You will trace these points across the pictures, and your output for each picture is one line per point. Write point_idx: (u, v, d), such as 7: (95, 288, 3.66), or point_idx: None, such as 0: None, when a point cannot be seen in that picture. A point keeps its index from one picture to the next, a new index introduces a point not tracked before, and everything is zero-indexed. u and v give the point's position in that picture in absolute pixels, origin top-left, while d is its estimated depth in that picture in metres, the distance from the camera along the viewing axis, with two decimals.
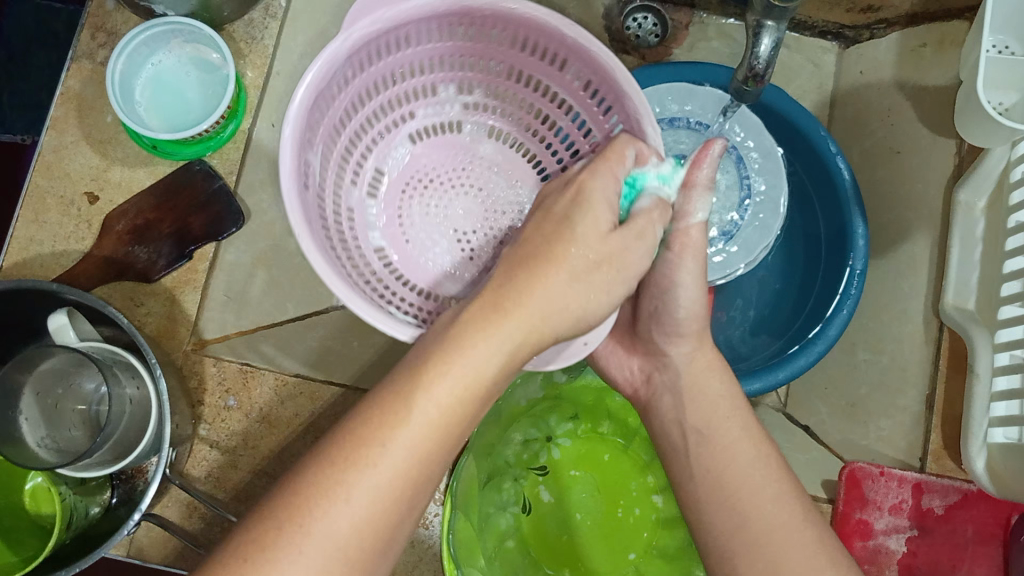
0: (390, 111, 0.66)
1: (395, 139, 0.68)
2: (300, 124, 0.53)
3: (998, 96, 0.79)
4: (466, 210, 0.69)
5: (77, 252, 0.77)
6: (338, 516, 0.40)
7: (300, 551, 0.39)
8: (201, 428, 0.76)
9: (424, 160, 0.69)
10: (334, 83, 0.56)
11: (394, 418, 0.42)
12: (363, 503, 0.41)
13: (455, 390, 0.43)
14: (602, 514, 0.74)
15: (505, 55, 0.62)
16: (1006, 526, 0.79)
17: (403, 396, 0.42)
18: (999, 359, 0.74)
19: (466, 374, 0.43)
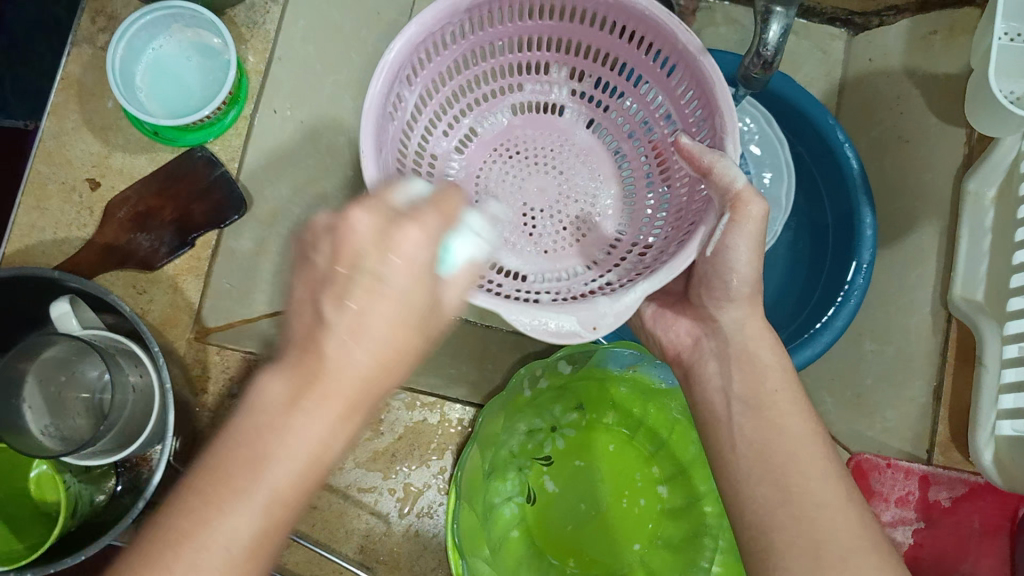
0: (498, 79, 0.70)
1: (493, 111, 0.71)
2: (392, 78, 0.57)
3: (1010, 84, 0.77)
4: (541, 188, 0.71)
5: (79, 239, 0.76)
6: (236, 514, 0.37)
7: (188, 551, 0.36)
8: (204, 415, 0.77)
9: (518, 135, 0.72)
10: (425, 48, 0.60)
11: (302, 388, 0.38)
12: (263, 495, 0.37)
13: (369, 357, 0.39)
14: (607, 504, 0.74)
15: (592, 34, 0.64)
16: (1013, 518, 0.78)
17: (312, 365, 0.38)
18: (1008, 351, 0.73)
19: (354, 380, 0.39)
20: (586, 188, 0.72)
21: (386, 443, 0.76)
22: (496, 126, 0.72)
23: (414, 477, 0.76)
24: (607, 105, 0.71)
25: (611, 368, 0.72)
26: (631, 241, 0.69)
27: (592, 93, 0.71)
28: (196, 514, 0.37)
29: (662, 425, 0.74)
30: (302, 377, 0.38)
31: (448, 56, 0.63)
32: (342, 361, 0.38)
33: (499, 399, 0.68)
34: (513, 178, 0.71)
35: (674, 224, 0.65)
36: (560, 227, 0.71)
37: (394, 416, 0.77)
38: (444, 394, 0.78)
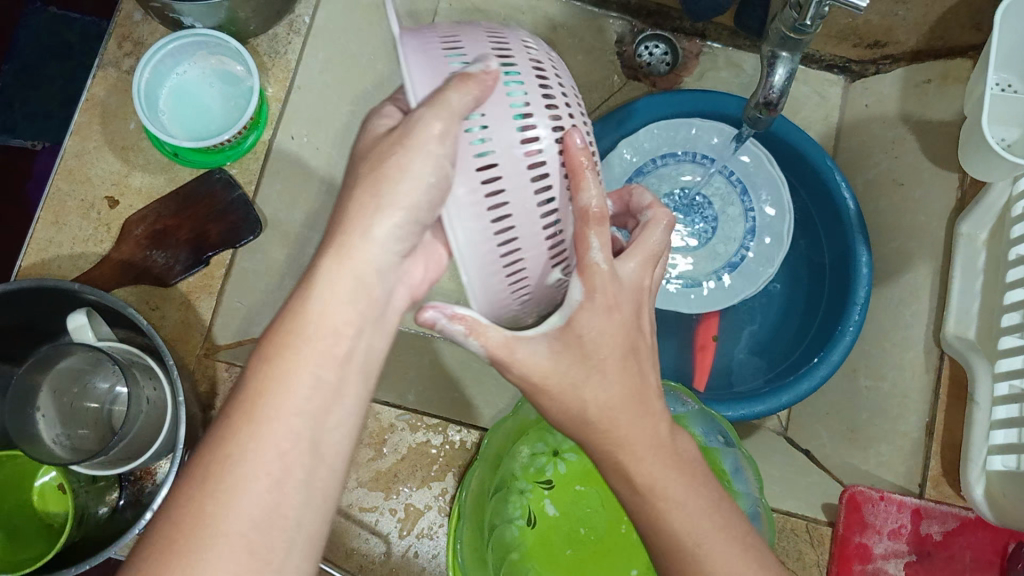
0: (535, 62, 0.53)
1: None
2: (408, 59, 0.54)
3: (1000, 130, 0.81)
4: None
5: (95, 254, 0.78)
6: (243, 504, 0.39)
7: (215, 537, 0.38)
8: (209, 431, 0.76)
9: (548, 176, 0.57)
10: None
11: (255, 397, 0.42)
12: (259, 494, 0.40)
13: (310, 377, 0.43)
14: (605, 529, 0.75)
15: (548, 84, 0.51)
16: (1004, 554, 0.78)
17: (264, 380, 0.42)
18: (998, 388, 0.75)
19: (321, 373, 0.43)
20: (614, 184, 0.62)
21: (388, 463, 0.77)
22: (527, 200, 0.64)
23: (416, 497, 0.77)
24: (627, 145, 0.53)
25: None
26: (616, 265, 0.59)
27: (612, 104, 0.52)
28: (203, 486, 0.39)
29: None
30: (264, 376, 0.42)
31: None
32: (308, 343, 0.43)
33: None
34: None
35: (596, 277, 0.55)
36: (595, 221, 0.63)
37: (398, 437, 0.78)
38: (447, 416, 0.79)
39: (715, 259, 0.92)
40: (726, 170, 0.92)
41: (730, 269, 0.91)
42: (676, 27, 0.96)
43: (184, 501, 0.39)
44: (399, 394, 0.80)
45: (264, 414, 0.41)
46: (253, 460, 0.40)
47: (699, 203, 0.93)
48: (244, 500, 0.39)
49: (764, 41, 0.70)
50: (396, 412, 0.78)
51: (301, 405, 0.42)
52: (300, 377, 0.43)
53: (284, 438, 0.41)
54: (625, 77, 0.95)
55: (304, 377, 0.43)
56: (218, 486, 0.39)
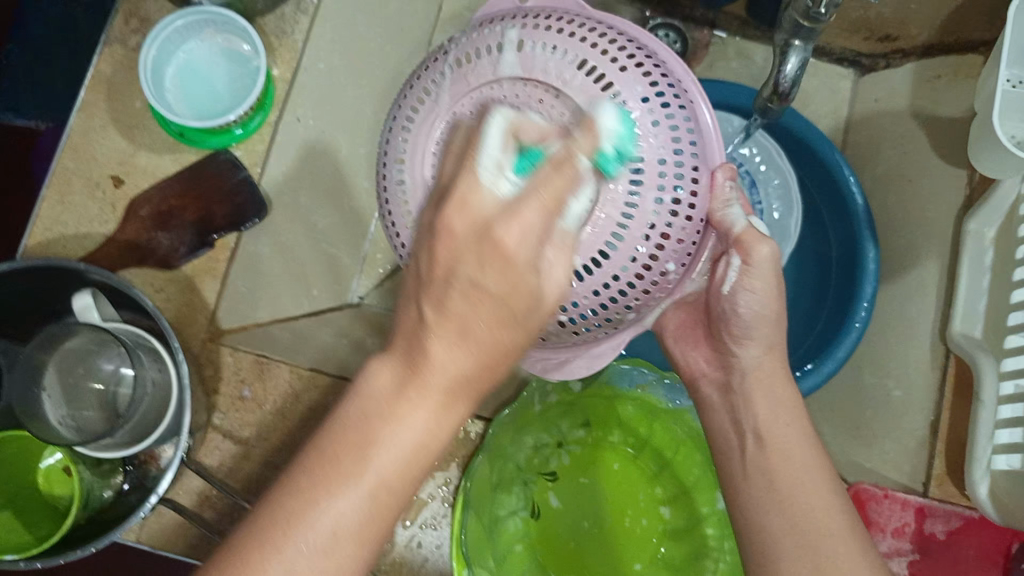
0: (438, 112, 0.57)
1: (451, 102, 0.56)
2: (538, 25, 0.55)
3: (1012, 129, 0.81)
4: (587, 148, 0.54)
5: (100, 235, 0.77)
6: (331, 511, 0.38)
7: (289, 548, 0.37)
8: (214, 416, 0.76)
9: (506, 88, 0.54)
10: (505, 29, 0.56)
11: (387, 418, 0.39)
12: (351, 508, 0.38)
13: (435, 401, 0.39)
14: (609, 521, 0.75)
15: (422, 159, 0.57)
16: (1007, 554, 0.79)
17: (420, 373, 0.39)
18: (1004, 388, 0.75)
19: (410, 440, 0.39)
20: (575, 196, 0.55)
21: None
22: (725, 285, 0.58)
23: (419, 486, 0.76)
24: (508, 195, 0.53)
25: (619, 388, 0.74)
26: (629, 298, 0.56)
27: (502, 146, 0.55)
28: (314, 481, 0.38)
29: (667, 445, 0.75)
30: (410, 369, 0.40)
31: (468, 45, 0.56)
32: (441, 355, 0.39)
33: (511, 411, 0.70)
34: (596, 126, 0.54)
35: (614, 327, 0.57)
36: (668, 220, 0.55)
37: None
38: None
39: None
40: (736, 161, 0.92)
41: None
42: (686, 16, 0.95)
43: (273, 506, 0.39)
44: None
45: (396, 422, 0.39)
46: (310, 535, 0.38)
47: None
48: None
49: (777, 31, 0.69)
50: None
51: (409, 432, 0.39)
52: (393, 446, 0.39)
53: (347, 502, 0.38)
54: None
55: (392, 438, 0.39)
56: (255, 568, 0.37)
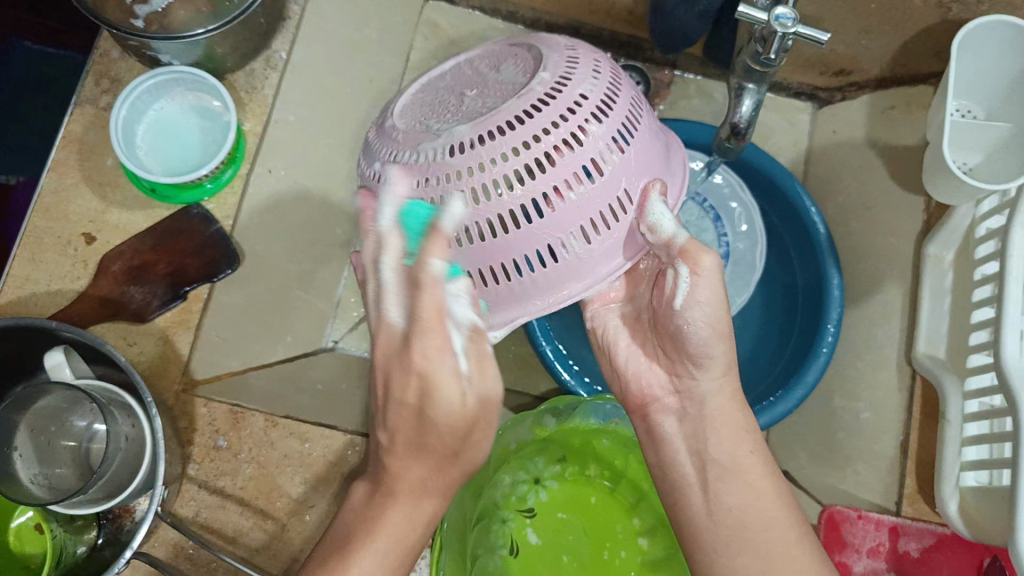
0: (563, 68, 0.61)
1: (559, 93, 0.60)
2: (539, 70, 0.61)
3: (962, 156, 0.84)
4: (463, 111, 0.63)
5: (72, 291, 0.77)
6: None
7: None
8: (189, 468, 0.75)
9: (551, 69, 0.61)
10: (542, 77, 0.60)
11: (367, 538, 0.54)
12: None
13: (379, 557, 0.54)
14: (588, 555, 0.75)
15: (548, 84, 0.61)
16: (980, 568, 0.79)
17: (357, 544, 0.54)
18: (970, 406, 0.77)
19: (388, 545, 0.54)
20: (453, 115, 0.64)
21: None
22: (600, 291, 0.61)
23: None
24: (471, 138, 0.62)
25: (592, 422, 0.74)
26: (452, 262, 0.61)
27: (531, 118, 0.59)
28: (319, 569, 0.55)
29: (642, 478, 0.75)
30: (368, 528, 0.55)
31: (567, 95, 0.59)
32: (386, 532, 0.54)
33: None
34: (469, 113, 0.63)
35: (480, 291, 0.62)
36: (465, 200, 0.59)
37: None
38: None
39: None
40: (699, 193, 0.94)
41: None
42: (648, 58, 0.97)
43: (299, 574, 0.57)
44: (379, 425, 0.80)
45: (373, 534, 0.55)
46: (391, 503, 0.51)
47: None
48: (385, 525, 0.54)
49: (731, 72, 0.71)
50: None
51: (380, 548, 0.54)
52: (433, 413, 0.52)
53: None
54: None
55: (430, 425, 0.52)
56: None
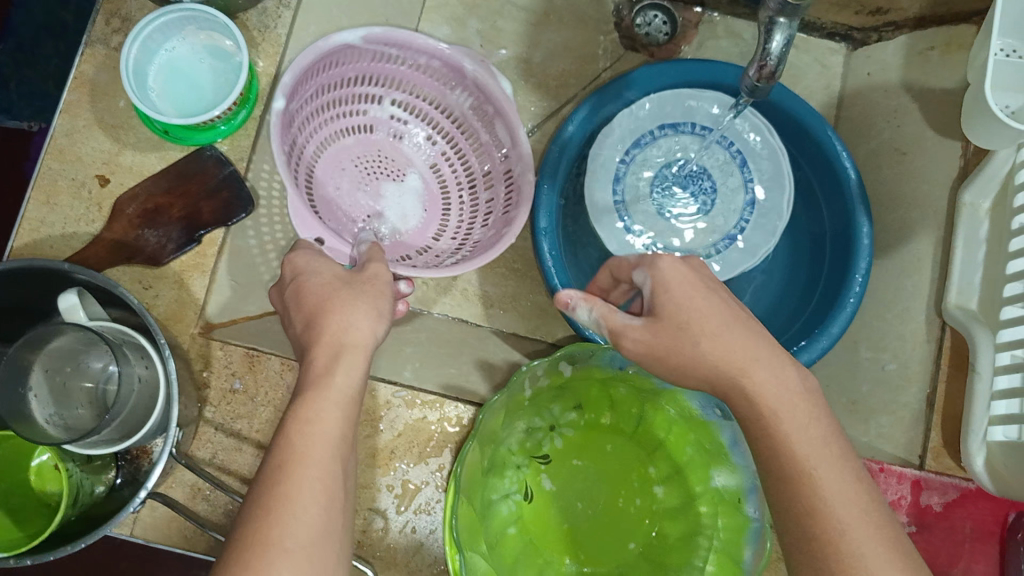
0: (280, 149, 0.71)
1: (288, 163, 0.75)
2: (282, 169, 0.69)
3: (1005, 98, 0.78)
4: (353, 226, 0.81)
5: (87, 234, 0.77)
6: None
7: None
8: (205, 410, 0.75)
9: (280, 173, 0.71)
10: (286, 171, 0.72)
11: (281, 500, 0.46)
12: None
13: (322, 443, 0.49)
14: (604, 503, 0.75)
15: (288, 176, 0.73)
16: (1003, 523, 0.79)
17: (282, 465, 0.47)
18: (1000, 358, 0.74)
19: (312, 494, 0.46)
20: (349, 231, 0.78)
21: (385, 439, 0.77)
22: (497, 80, 0.73)
23: (413, 474, 0.76)
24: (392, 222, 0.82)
25: (610, 369, 0.73)
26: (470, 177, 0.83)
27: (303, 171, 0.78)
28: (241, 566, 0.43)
29: (661, 426, 0.75)
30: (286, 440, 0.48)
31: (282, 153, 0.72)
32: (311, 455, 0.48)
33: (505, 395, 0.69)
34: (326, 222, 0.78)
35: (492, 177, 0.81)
36: (452, 196, 0.83)
37: (394, 413, 0.77)
38: (445, 392, 0.79)
39: (712, 232, 0.88)
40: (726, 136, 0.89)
41: (726, 245, 0.87)
42: None
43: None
44: (396, 371, 0.80)
45: (288, 491, 0.46)
46: (298, 514, 0.45)
47: (699, 176, 0.89)
48: (281, 566, 0.43)
49: (760, 6, 0.63)
50: (393, 388, 0.78)
51: (315, 473, 0.47)
52: (326, 436, 0.49)
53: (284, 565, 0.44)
54: (622, 48, 0.94)
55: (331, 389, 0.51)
56: None
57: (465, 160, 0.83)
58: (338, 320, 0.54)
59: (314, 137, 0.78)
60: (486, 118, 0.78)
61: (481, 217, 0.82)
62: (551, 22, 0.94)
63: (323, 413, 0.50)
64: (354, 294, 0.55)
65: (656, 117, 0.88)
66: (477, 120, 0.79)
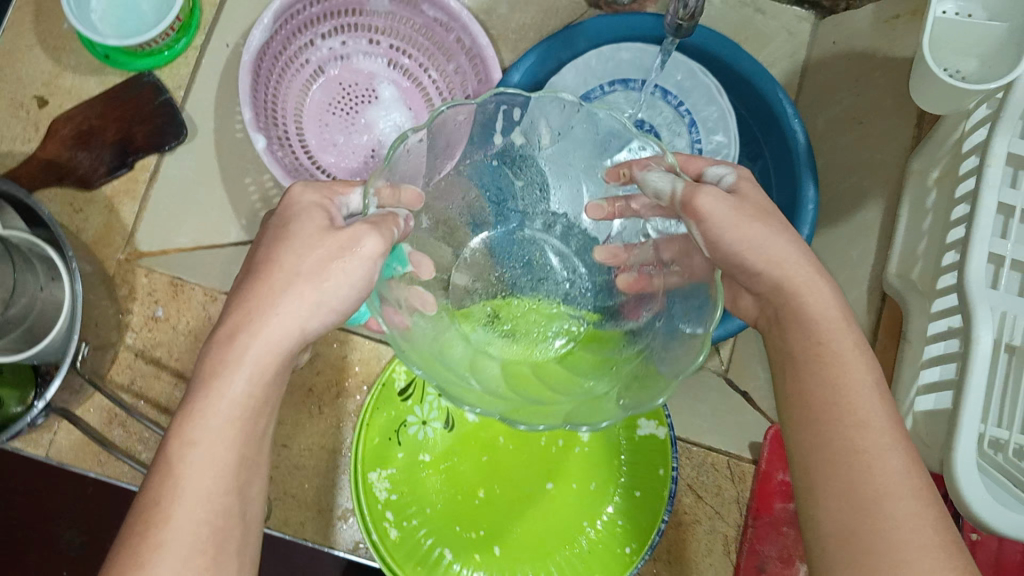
0: (269, 119, 0.84)
1: (290, 127, 0.88)
2: (266, 126, 0.82)
3: (956, 61, 0.76)
4: (350, 157, 0.89)
5: (21, 153, 0.77)
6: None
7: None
8: (126, 336, 0.75)
9: (267, 130, 0.82)
10: (266, 118, 0.82)
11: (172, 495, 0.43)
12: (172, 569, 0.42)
13: (216, 437, 0.45)
14: (526, 441, 0.72)
15: (277, 129, 0.85)
16: (935, 501, 0.76)
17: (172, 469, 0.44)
18: (936, 325, 0.71)
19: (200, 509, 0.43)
20: (362, 159, 0.89)
21: (304, 377, 0.76)
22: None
23: (330, 412, 0.76)
24: (382, 138, 0.90)
25: None
26: (430, 77, 0.90)
27: (302, 120, 0.89)
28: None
29: None
30: (175, 437, 0.44)
31: (275, 113, 0.86)
32: (195, 483, 0.44)
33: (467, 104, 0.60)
34: (336, 159, 0.88)
35: (439, 42, 0.88)
36: (421, 99, 0.91)
37: (315, 351, 0.77)
38: (370, 335, 0.78)
39: None
40: (667, 87, 0.88)
41: None
42: None
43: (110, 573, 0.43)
44: None
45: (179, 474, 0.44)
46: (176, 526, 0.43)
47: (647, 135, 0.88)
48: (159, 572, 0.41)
49: None
50: None
51: (207, 484, 0.44)
52: (235, 398, 0.45)
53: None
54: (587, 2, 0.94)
55: (234, 379, 0.45)
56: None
57: (423, 64, 0.90)
58: (265, 317, 0.46)
59: (290, 92, 0.88)
60: (411, 6, 0.86)
61: (457, 85, 0.88)
62: None
63: (217, 413, 0.45)
64: (308, 276, 0.47)
65: (606, 73, 0.87)
66: (405, 11, 0.87)
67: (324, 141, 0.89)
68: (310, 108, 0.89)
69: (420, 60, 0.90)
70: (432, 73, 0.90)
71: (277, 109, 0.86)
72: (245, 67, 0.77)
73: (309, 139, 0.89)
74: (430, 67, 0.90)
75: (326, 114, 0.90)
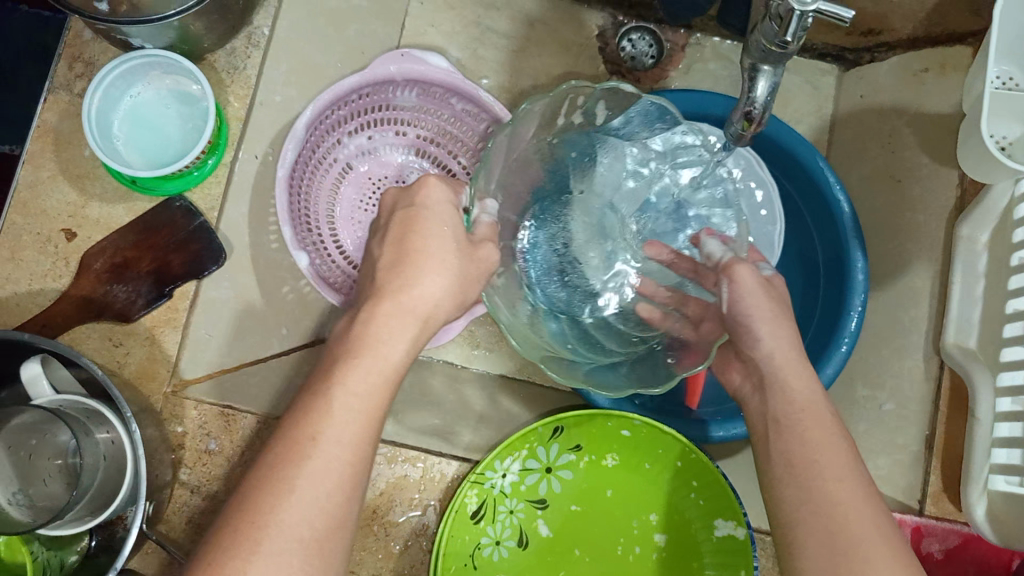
0: (302, 227, 0.81)
1: (324, 230, 0.85)
2: (300, 237, 0.79)
3: (1001, 128, 0.75)
4: None
5: (54, 290, 0.75)
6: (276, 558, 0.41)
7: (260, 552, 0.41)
8: (180, 473, 0.73)
9: (301, 241, 0.79)
10: (300, 229, 0.79)
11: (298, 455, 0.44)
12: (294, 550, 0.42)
13: (352, 417, 0.46)
14: (603, 547, 0.72)
15: (311, 236, 0.82)
16: (1009, 567, 0.77)
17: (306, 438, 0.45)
18: (1001, 404, 0.72)
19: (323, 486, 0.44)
20: None
21: (366, 499, 0.75)
22: (426, 56, 0.80)
23: (395, 535, 0.74)
24: None
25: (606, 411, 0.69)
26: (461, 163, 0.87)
27: (336, 221, 0.86)
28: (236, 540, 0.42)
29: (667, 472, 0.71)
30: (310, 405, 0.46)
31: (306, 219, 0.82)
32: (334, 428, 0.45)
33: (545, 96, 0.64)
34: None
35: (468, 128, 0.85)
36: None
37: (375, 471, 0.75)
38: (426, 448, 0.77)
39: None
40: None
41: None
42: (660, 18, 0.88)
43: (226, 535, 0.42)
44: None
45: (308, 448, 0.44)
46: (305, 486, 0.43)
47: None
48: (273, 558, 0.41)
49: (742, 51, 0.59)
50: None
51: (340, 436, 0.45)
52: (350, 413, 0.46)
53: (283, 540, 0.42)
54: (606, 73, 0.88)
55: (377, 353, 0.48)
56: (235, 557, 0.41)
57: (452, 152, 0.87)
58: (416, 268, 0.50)
59: (320, 195, 0.85)
60: (439, 99, 0.83)
61: None
62: (530, 48, 0.88)
63: (359, 377, 0.47)
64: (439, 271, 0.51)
65: None
66: (432, 102, 0.84)
67: (360, 240, 0.86)
68: (342, 206, 0.86)
69: (449, 147, 0.87)
70: (463, 161, 0.87)
71: (309, 214, 0.83)
72: (280, 183, 0.74)
73: (345, 240, 0.85)
74: (460, 155, 0.87)
75: (360, 213, 0.86)
